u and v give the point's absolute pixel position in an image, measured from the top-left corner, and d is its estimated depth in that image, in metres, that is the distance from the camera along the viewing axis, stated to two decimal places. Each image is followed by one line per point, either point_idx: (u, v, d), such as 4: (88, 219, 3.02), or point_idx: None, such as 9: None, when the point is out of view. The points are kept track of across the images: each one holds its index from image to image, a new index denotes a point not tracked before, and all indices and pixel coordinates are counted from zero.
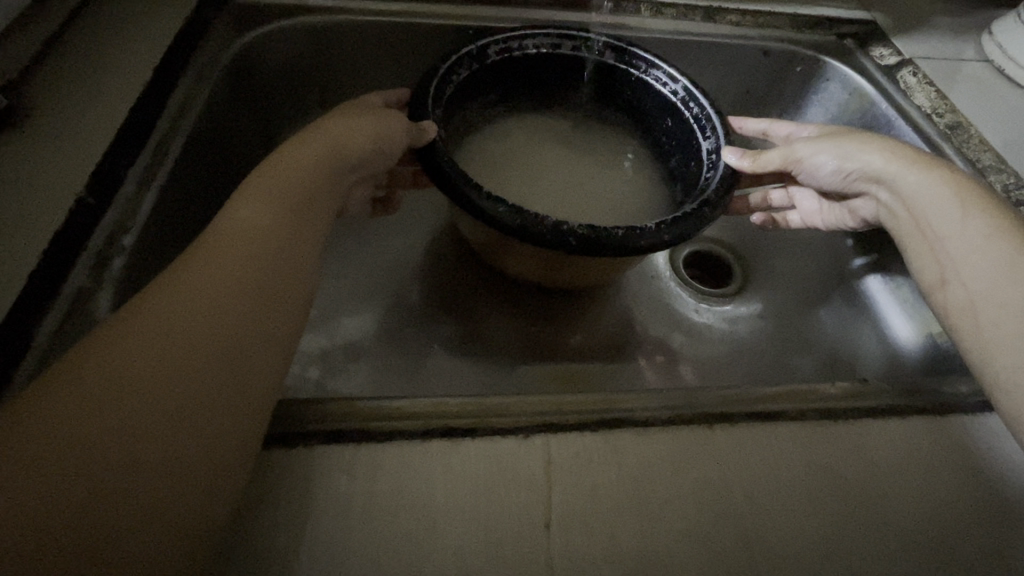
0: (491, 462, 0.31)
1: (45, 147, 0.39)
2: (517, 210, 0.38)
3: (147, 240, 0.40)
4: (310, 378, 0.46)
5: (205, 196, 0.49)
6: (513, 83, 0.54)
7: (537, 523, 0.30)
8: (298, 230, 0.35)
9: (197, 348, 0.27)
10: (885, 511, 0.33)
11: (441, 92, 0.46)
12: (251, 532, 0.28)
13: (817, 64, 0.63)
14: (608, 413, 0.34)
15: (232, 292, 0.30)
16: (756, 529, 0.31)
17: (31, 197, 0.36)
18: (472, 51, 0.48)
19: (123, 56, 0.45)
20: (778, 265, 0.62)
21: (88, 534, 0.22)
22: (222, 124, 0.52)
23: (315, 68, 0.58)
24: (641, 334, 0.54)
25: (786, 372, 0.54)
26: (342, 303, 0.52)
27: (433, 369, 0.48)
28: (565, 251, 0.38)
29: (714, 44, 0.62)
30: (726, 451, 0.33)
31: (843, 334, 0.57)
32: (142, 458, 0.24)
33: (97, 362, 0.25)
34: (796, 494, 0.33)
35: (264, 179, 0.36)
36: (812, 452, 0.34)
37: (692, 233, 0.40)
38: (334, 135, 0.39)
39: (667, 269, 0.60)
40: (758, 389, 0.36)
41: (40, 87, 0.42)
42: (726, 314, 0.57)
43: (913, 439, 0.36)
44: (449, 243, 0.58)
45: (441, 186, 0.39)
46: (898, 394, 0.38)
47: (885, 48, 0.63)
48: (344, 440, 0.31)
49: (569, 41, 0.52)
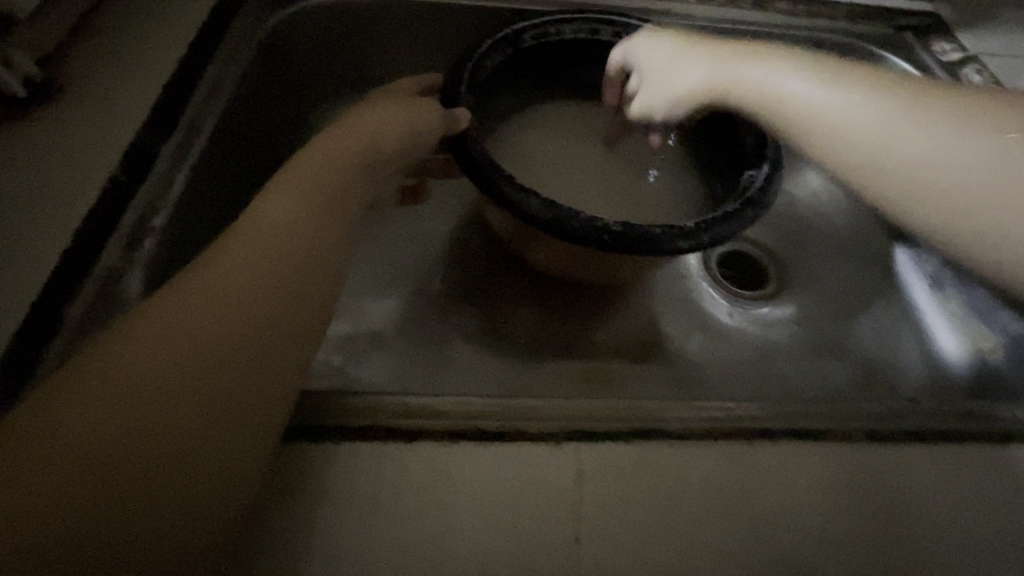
0: (519, 468, 0.30)
1: (79, 122, 0.39)
2: (550, 203, 0.37)
3: (179, 221, 0.40)
4: (333, 364, 0.46)
5: (236, 177, 0.49)
6: (547, 70, 0.52)
7: (568, 537, 0.29)
8: (332, 220, 0.34)
9: (217, 344, 0.26)
10: (930, 541, 0.31)
11: (476, 77, 0.44)
12: (272, 526, 0.28)
13: (871, 58, 0.60)
14: (644, 423, 0.33)
15: (256, 285, 0.28)
16: (794, 551, 0.30)
17: (66, 173, 0.36)
18: (509, 35, 0.46)
19: (158, 33, 0.45)
20: (819, 269, 0.59)
21: (103, 535, 0.22)
22: (254, 104, 0.51)
23: (348, 48, 0.57)
24: (669, 336, 0.53)
25: (822, 380, 0.51)
26: (370, 289, 0.52)
27: (457, 362, 0.47)
28: (596, 247, 0.37)
29: (762, 34, 0.59)
30: (764, 467, 0.32)
31: (884, 344, 0.54)
32: (161, 466, 0.23)
33: (116, 363, 0.24)
34: (835, 516, 0.31)
35: (297, 169, 0.35)
36: (854, 474, 0.33)
37: (733, 235, 0.38)
38: (369, 124, 0.38)
39: (699, 268, 0.58)
40: (801, 404, 0.35)
41: (75, 61, 0.42)
42: (760, 317, 0.55)
43: (966, 469, 0.34)
44: (478, 234, 0.57)
45: (474, 177, 0.38)
46: (951, 416, 0.36)
47: (948, 43, 0.59)
48: (370, 437, 0.31)
49: (607, 27, 0.50)
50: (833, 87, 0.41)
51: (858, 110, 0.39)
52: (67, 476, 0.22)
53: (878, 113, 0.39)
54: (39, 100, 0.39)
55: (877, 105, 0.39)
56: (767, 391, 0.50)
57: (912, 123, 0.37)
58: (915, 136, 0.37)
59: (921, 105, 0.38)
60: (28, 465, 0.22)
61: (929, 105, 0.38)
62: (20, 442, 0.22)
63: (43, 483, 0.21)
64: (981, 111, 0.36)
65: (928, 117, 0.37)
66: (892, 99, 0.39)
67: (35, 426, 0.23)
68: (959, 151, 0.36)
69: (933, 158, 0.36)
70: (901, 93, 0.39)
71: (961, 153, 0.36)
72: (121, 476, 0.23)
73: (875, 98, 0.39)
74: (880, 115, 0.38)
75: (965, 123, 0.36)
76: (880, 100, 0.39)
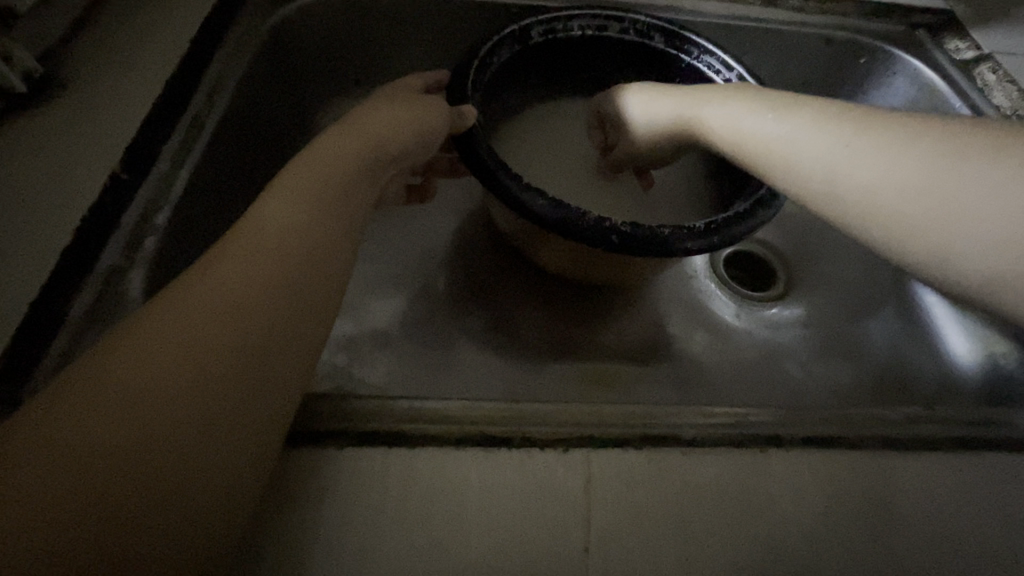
0: (526, 474, 0.30)
1: (79, 118, 0.38)
2: (557, 203, 0.36)
3: (181, 220, 0.40)
4: (335, 365, 0.45)
5: (240, 174, 0.48)
6: (554, 66, 0.51)
7: (576, 545, 0.28)
8: (336, 220, 0.33)
9: (220, 345, 0.26)
10: (944, 550, 0.31)
11: (481, 74, 0.43)
12: (274, 531, 0.27)
13: (883, 56, 0.59)
14: (654, 428, 0.32)
15: (260, 285, 0.28)
16: (805, 559, 0.29)
17: (66, 169, 0.36)
18: (516, 31, 0.45)
19: (160, 27, 0.44)
20: (827, 271, 0.59)
21: (103, 540, 0.21)
22: (258, 100, 0.50)
23: (352, 44, 0.57)
24: (675, 337, 0.52)
25: (831, 384, 0.51)
26: (373, 288, 0.51)
27: (461, 363, 0.47)
28: (604, 248, 0.36)
29: (772, 31, 0.58)
30: (775, 474, 0.31)
31: (893, 348, 0.53)
32: (162, 472, 0.23)
33: (116, 366, 0.24)
34: (849, 525, 0.31)
35: (301, 166, 0.34)
36: (868, 482, 0.32)
37: (743, 236, 0.37)
38: (374, 123, 0.37)
39: (706, 269, 0.57)
40: (813, 410, 0.34)
41: (76, 56, 0.41)
42: (768, 319, 0.55)
43: (983, 477, 0.33)
44: (483, 233, 0.56)
45: (479, 176, 0.37)
46: (966, 423, 0.35)
47: (962, 41, 0.58)
48: (375, 442, 0.30)
49: (616, 23, 0.48)
50: (780, 117, 0.39)
51: (808, 139, 0.37)
52: (65, 481, 0.21)
53: (828, 139, 0.37)
54: (40, 95, 0.39)
55: (827, 131, 0.37)
56: (774, 394, 0.49)
57: (866, 146, 0.35)
58: (863, 160, 0.35)
59: (876, 126, 0.36)
60: (23, 470, 0.21)
61: (882, 127, 0.35)
62: (15, 447, 0.22)
63: (39, 489, 0.21)
64: (941, 123, 0.34)
65: (881, 139, 0.35)
66: (845, 122, 0.37)
67: (32, 429, 0.22)
68: (887, 170, 0.34)
69: (883, 181, 0.34)
70: (852, 114, 0.37)
71: (892, 172, 0.33)
72: (122, 480, 0.22)
73: (826, 123, 0.37)
74: (833, 141, 0.36)
75: (895, 139, 0.34)
76: (831, 126, 0.37)
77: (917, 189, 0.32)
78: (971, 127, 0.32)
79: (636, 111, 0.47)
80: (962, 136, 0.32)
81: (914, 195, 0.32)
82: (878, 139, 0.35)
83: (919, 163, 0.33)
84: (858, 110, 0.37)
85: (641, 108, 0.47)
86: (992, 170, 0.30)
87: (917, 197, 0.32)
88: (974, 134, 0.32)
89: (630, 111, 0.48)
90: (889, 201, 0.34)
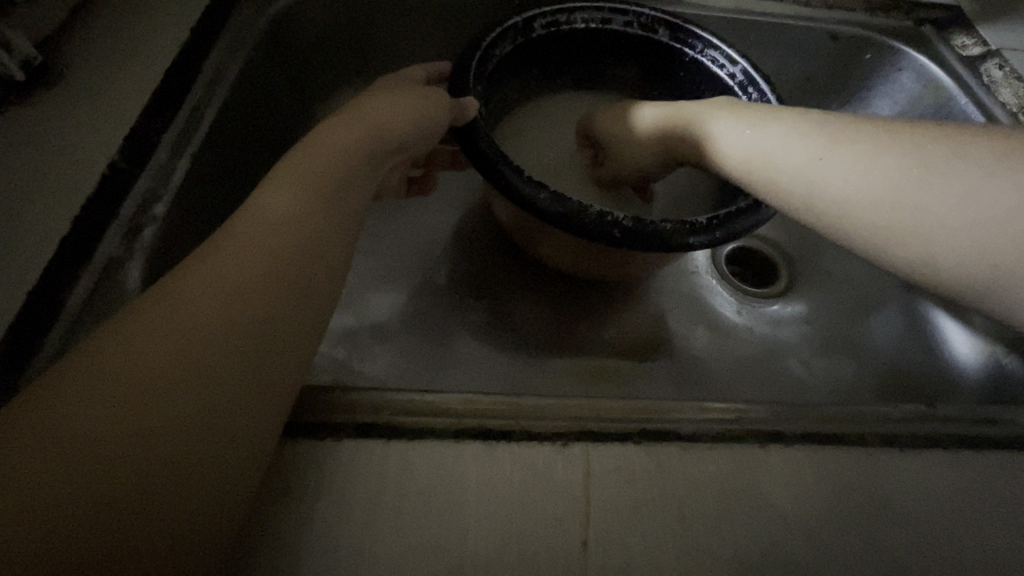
0: (526, 468, 0.30)
1: (78, 107, 0.38)
2: (558, 197, 0.36)
3: (180, 210, 0.39)
4: (335, 357, 0.45)
5: (239, 165, 0.48)
6: (556, 59, 0.51)
7: (574, 541, 0.28)
8: (336, 210, 0.33)
9: (219, 337, 0.25)
10: (945, 548, 0.31)
11: (482, 66, 0.43)
12: (270, 522, 0.27)
13: (889, 52, 0.58)
14: (652, 423, 0.32)
15: (257, 277, 0.28)
16: (806, 553, 0.29)
17: (64, 158, 0.35)
18: (519, 23, 0.45)
19: (160, 16, 0.44)
20: (831, 268, 0.58)
21: (102, 534, 0.21)
22: (258, 91, 0.50)
23: (353, 34, 0.56)
24: (676, 333, 0.52)
25: (831, 381, 0.50)
26: (373, 282, 0.51)
27: (460, 357, 0.47)
28: (605, 242, 0.36)
29: (776, 26, 0.58)
30: (776, 471, 0.31)
31: (894, 345, 0.53)
32: (158, 468, 0.23)
33: (110, 360, 0.23)
34: (849, 522, 0.31)
35: (301, 156, 0.33)
36: (869, 479, 0.32)
37: (744, 231, 0.37)
38: (375, 113, 0.37)
39: (707, 265, 0.57)
40: (815, 408, 0.34)
41: (75, 43, 0.41)
42: (770, 316, 0.54)
43: (985, 476, 0.33)
44: (484, 227, 0.56)
45: (480, 169, 0.37)
46: (967, 421, 0.35)
47: (969, 37, 0.58)
48: (373, 434, 0.30)
49: (620, 17, 0.48)
50: (757, 126, 0.38)
51: (783, 155, 0.36)
52: (59, 479, 0.21)
53: (802, 153, 0.35)
54: (38, 84, 0.38)
55: (801, 145, 0.36)
56: (775, 392, 0.49)
57: (841, 159, 0.34)
58: (837, 173, 0.34)
59: (867, 126, 0.35)
60: (19, 466, 0.21)
61: (860, 135, 0.34)
62: (8, 442, 0.21)
63: (33, 485, 0.20)
64: (920, 131, 0.33)
65: (865, 142, 0.34)
66: (817, 134, 0.36)
67: (24, 424, 0.22)
68: (863, 183, 0.33)
69: (859, 194, 0.33)
70: (826, 125, 0.36)
71: (866, 186, 0.33)
72: (121, 473, 0.22)
73: (799, 138, 0.36)
74: (808, 155, 0.35)
75: (868, 152, 0.33)
76: (804, 139, 0.36)
77: (891, 202, 0.32)
78: (948, 134, 0.32)
79: (650, 118, 0.45)
80: (936, 144, 0.32)
81: (892, 207, 0.32)
82: (851, 151, 0.34)
83: (894, 174, 0.32)
84: (832, 120, 0.36)
85: (655, 115, 0.44)
86: (963, 179, 0.30)
87: (893, 211, 0.32)
88: (949, 142, 0.32)
89: (642, 118, 0.45)
90: (867, 213, 0.33)
